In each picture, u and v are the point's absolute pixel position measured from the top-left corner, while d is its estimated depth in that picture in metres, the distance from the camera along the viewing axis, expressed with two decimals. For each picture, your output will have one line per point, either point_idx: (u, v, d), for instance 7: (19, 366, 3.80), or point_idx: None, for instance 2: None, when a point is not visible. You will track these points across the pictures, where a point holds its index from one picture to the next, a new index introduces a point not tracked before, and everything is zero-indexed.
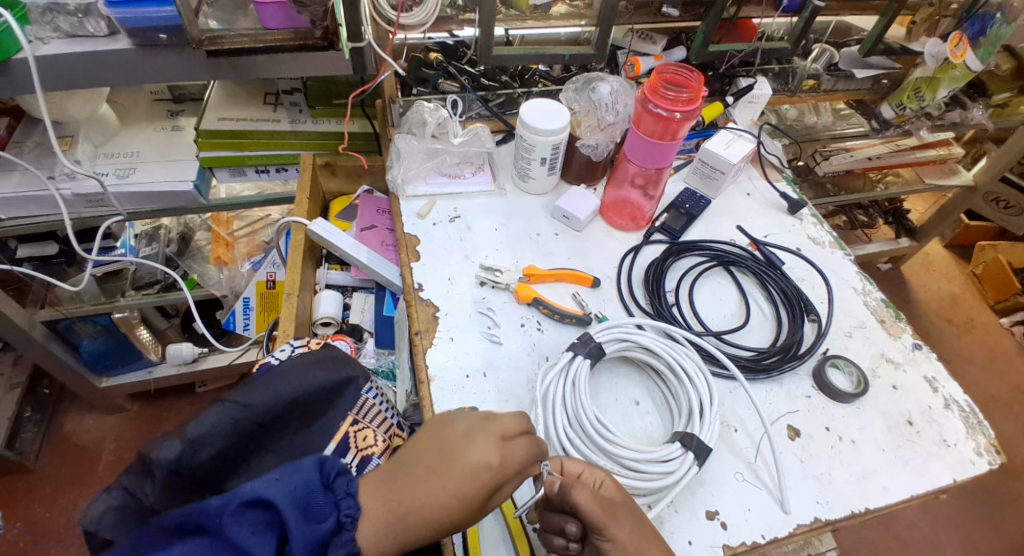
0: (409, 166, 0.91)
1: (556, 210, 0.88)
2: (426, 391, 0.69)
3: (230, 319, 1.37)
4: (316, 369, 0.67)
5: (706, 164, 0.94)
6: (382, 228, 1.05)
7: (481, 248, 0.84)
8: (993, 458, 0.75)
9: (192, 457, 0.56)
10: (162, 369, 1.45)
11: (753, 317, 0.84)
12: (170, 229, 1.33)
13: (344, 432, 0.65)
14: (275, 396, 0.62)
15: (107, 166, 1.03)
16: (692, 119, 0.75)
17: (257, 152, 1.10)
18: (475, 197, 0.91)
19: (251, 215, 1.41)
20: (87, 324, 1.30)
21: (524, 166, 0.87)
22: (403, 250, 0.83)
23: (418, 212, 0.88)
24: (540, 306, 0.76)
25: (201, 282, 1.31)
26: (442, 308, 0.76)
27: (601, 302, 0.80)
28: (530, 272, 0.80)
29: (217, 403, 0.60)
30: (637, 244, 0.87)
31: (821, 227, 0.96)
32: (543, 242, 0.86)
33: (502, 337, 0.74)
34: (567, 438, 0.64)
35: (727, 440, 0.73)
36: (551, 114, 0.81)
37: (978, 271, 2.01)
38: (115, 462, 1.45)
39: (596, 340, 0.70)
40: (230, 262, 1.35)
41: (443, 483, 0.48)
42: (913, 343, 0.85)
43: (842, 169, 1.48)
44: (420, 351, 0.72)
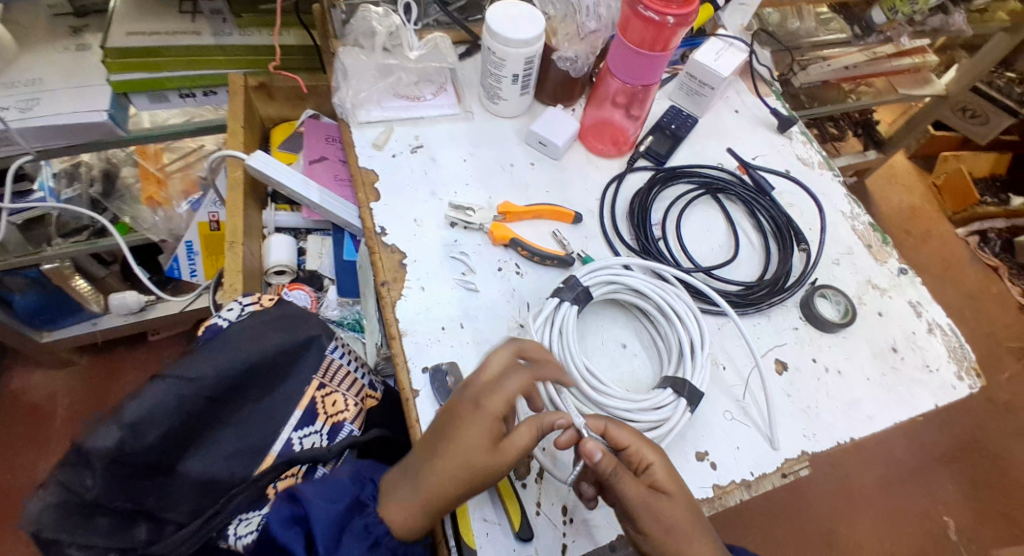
0: (359, 85, 0.79)
1: (532, 136, 0.78)
2: (398, 348, 0.62)
3: (172, 265, 1.24)
4: (271, 331, 0.59)
5: (693, 79, 0.85)
6: (333, 160, 0.93)
7: (448, 183, 0.74)
8: (973, 381, 0.73)
9: (137, 442, 0.47)
10: (107, 320, 1.34)
11: (742, 248, 0.78)
12: (93, 166, 1.17)
13: (311, 396, 0.60)
14: (225, 367, 0.54)
15: (5, 98, 0.86)
16: (684, 26, 0.65)
17: (178, 72, 0.95)
18: (439, 122, 0.80)
19: (182, 146, 1.23)
20: (14, 276, 1.15)
21: (494, 86, 0.77)
22: (360, 187, 0.73)
23: (373, 142, 0.77)
24: (518, 247, 0.69)
25: (134, 225, 1.19)
26: (410, 254, 0.68)
27: (584, 239, 0.73)
28: (506, 210, 0.71)
29: (158, 379, 0.51)
30: (620, 172, 0.79)
31: (811, 145, 0.90)
32: (519, 173, 0.77)
33: (478, 283, 0.67)
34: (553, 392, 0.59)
35: (716, 378, 0.69)
36: (522, 20, 0.69)
37: (940, 183, 1.93)
38: (72, 418, 1.36)
39: (583, 285, 0.63)
40: (165, 201, 1.20)
41: (459, 470, 0.48)
42: (899, 268, 0.81)
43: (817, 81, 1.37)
44: (389, 304, 0.64)
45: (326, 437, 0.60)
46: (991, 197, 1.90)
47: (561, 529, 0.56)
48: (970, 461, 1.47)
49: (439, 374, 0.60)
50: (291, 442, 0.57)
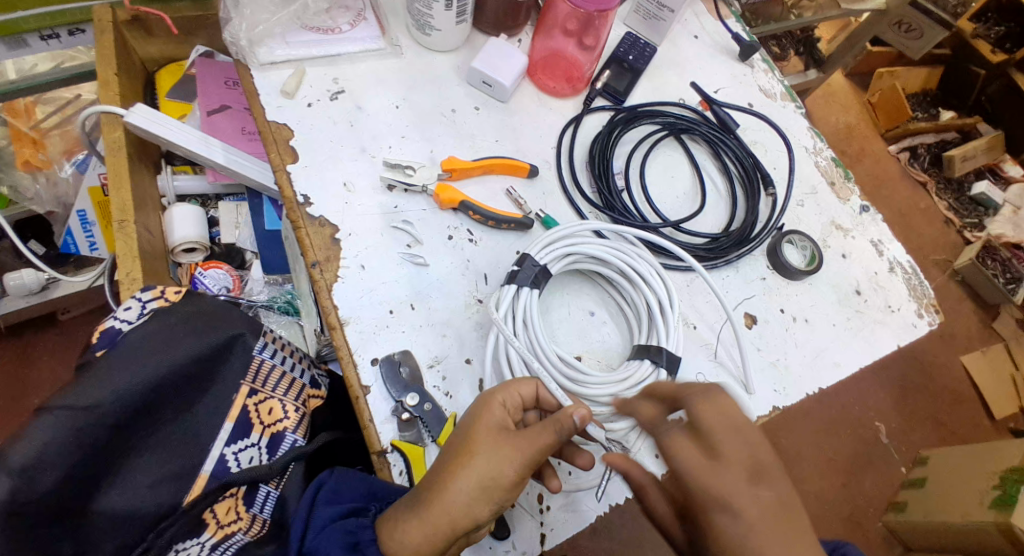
0: (256, 16, 0.64)
1: (474, 74, 0.68)
2: (340, 339, 0.54)
3: (67, 240, 1.06)
4: (182, 336, 0.49)
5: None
6: (237, 109, 0.79)
7: (379, 136, 0.64)
8: (932, 318, 0.73)
9: (31, 493, 0.38)
10: (6, 304, 1.16)
11: (708, 193, 0.73)
12: None
13: (241, 406, 0.52)
14: (129, 386, 0.45)
15: None
16: None
17: (34, 9, 0.74)
18: (362, 61, 0.68)
19: (55, 96, 1.03)
20: None
21: (424, 12, 0.64)
22: (272, 146, 0.61)
23: (283, 89, 0.64)
24: (469, 211, 0.60)
25: (13, 196, 1.00)
26: (343, 226, 0.59)
27: (541, 197, 0.66)
28: (452, 167, 0.62)
29: (44, 412, 0.41)
30: (576, 115, 0.70)
31: (772, 75, 0.83)
32: (462, 120, 0.67)
33: (427, 256, 0.59)
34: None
35: (688, 339, 0.65)
36: None
37: (875, 100, 1.90)
38: None
39: (536, 262, 0.55)
40: (45, 165, 1.01)
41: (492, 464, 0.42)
42: (861, 206, 0.78)
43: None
44: (325, 289, 0.55)
45: (266, 450, 0.53)
46: (922, 112, 1.92)
47: (539, 519, 0.52)
48: (908, 376, 1.55)
49: (391, 365, 0.53)
50: (225, 460, 0.50)
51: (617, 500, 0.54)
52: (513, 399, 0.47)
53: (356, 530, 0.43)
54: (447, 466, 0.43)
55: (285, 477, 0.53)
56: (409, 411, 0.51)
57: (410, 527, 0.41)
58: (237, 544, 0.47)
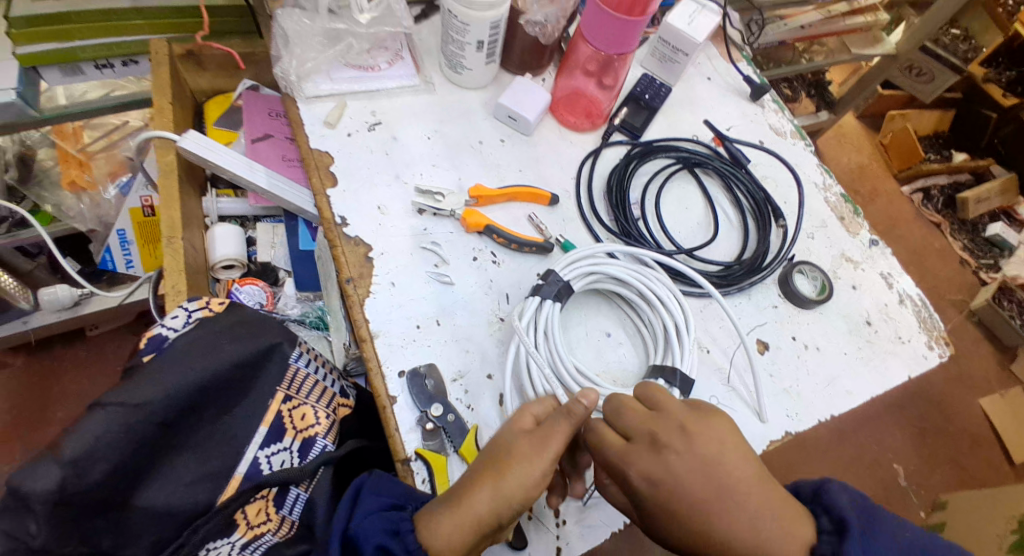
0: (304, 55, 0.70)
1: (500, 110, 0.73)
2: (369, 351, 0.57)
3: (105, 257, 1.12)
4: (225, 342, 0.53)
5: (666, 43, 0.80)
6: (278, 137, 0.85)
7: (411, 164, 0.68)
8: (942, 350, 0.74)
9: (81, 483, 0.41)
10: (40, 318, 1.20)
11: (721, 224, 0.76)
12: (5, 150, 1.04)
13: (276, 411, 0.55)
14: (176, 387, 0.48)
15: None
16: None
17: (89, 41, 0.83)
18: (398, 96, 0.73)
19: (104, 122, 1.11)
20: None
21: (456, 53, 0.70)
22: (313, 171, 0.66)
23: (325, 120, 0.69)
24: (494, 234, 0.64)
25: (58, 214, 1.06)
26: (375, 246, 0.62)
27: (561, 223, 0.69)
28: (478, 194, 0.66)
29: (97, 408, 0.44)
30: (595, 148, 0.75)
31: (783, 114, 0.87)
32: (488, 151, 0.72)
33: (453, 275, 0.62)
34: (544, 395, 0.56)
35: (701, 362, 0.67)
36: None
37: (886, 141, 1.94)
38: (11, 424, 1.25)
39: (563, 279, 0.59)
40: (90, 186, 1.07)
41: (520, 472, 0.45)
42: (870, 240, 0.80)
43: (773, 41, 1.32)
44: (357, 304, 0.59)
45: (297, 454, 0.55)
46: (935, 154, 1.95)
47: (554, 532, 0.54)
48: (928, 417, 1.54)
49: (417, 377, 0.56)
50: (258, 462, 0.52)
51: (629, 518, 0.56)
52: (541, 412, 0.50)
53: (396, 521, 0.45)
54: (476, 476, 0.46)
55: (314, 480, 0.55)
56: (433, 421, 0.54)
57: (442, 526, 0.43)
58: (266, 544, 0.50)
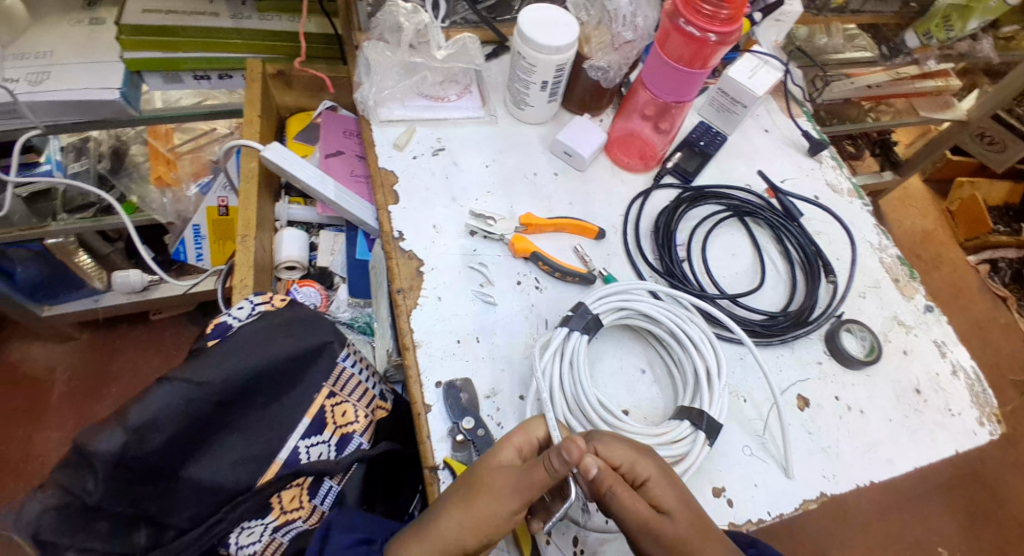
0: (383, 83, 0.76)
1: (558, 145, 0.76)
2: (411, 359, 0.60)
3: (180, 248, 1.22)
4: (282, 336, 0.57)
5: (725, 94, 0.82)
6: (350, 155, 0.91)
7: (469, 189, 0.72)
8: (994, 427, 0.71)
9: (140, 448, 0.45)
10: (109, 298, 1.31)
11: (767, 275, 0.76)
12: (102, 142, 1.15)
13: (319, 405, 0.57)
14: (234, 371, 0.52)
15: (16, 70, 0.84)
16: (728, 43, 0.62)
17: (192, 53, 0.92)
18: (464, 125, 0.77)
19: (195, 127, 1.20)
20: (20, 250, 1.15)
21: (521, 91, 0.74)
22: (378, 188, 0.71)
23: (395, 142, 0.74)
24: (539, 261, 0.67)
25: (141, 205, 1.16)
26: (427, 261, 0.66)
27: (605, 256, 0.71)
28: (528, 221, 0.69)
29: (163, 382, 0.48)
30: (646, 188, 0.77)
31: (841, 172, 0.87)
32: (542, 183, 0.75)
33: (496, 296, 0.65)
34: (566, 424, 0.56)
35: (734, 410, 0.67)
36: (555, 26, 0.66)
37: (954, 209, 1.88)
38: (69, 394, 1.34)
39: (593, 312, 0.60)
40: (174, 183, 1.17)
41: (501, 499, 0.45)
42: (925, 305, 0.78)
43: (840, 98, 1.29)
44: (404, 313, 0.63)
45: (334, 448, 0.58)
46: (1006, 225, 1.87)
47: None
48: (981, 503, 1.44)
49: (452, 390, 0.58)
50: (298, 451, 0.55)
51: None
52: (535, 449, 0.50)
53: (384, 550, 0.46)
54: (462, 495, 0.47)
55: (346, 475, 0.59)
56: (463, 434, 0.55)
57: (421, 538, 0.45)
58: (295, 530, 0.54)
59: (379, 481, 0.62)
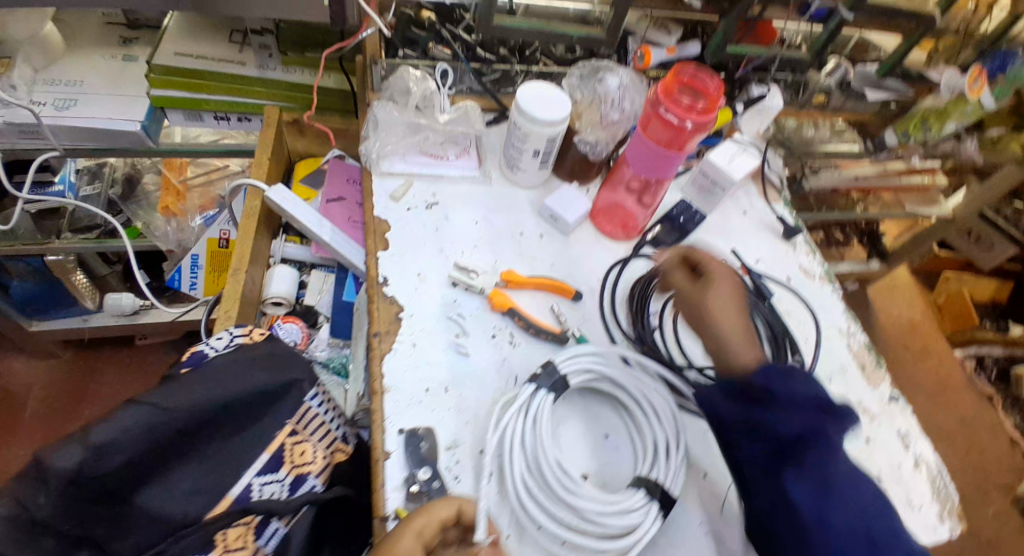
0: (386, 138, 0.81)
1: (544, 209, 0.80)
2: (378, 403, 0.61)
3: (175, 276, 1.26)
4: (255, 370, 0.58)
5: (706, 175, 0.87)
6: (351, 201, 0.95)
7: (457, 242, 0.76)
8: (954, 524, 0.70)
9: (97, 467, 0.46)
10: (99, 318, 1.33)
11: None
12: (116, 168, 1.20)
13: (281, 442, 0.58)
14: (202, 399, 0.53)
15: (44, 95, 0.90)
16: (704, 130, 0.67)
17: (217, 96, 0.98)
18: (458, 183, 0.81)
19: (208, 162, 1.25)
20: (18, 264, 1.17)
21: (514, 156, 0.78)
22: (369, 235, 0.74)
23: (391, 193, 0.78)
24: (515, 316, 0.69)
25: (145, 231, 1.19)
26: (406, 308, 0.68)
27: (581, 319, 0.73)
28: (509, 278, 0.72)
29: (131, 403, 0.49)
30: (625, 256, 0.79)
31: (814, 256, 0.90)
32: (526, 243, 0.78)
33: (470, 348, 0.67)
34: (521, 484, 0.56)
35: (694, 485, 0.65)
36: (550, 101, 0.71)
37: (940, 302, 1.91)
38: (42, 411, 1.33)
39: (561, 372, 0.62)
40: (180, 213, 1.21)
41: None
42: (891, 395, 0.79)
43: (829, 186, 1.37)
44: (377, 357, 0.64)
45: (287, 489, 0.57)
46: (992, 322, 1.89)
47: None
48: None
49: (414, 439, 0.58)
50: (250, 489, 0.54)
51: None
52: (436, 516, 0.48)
53: None
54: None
55: (295, 517, 0.58)
56: (418, 485, 0.56)
57: None
58: None
59: (328, 527, 0.61)
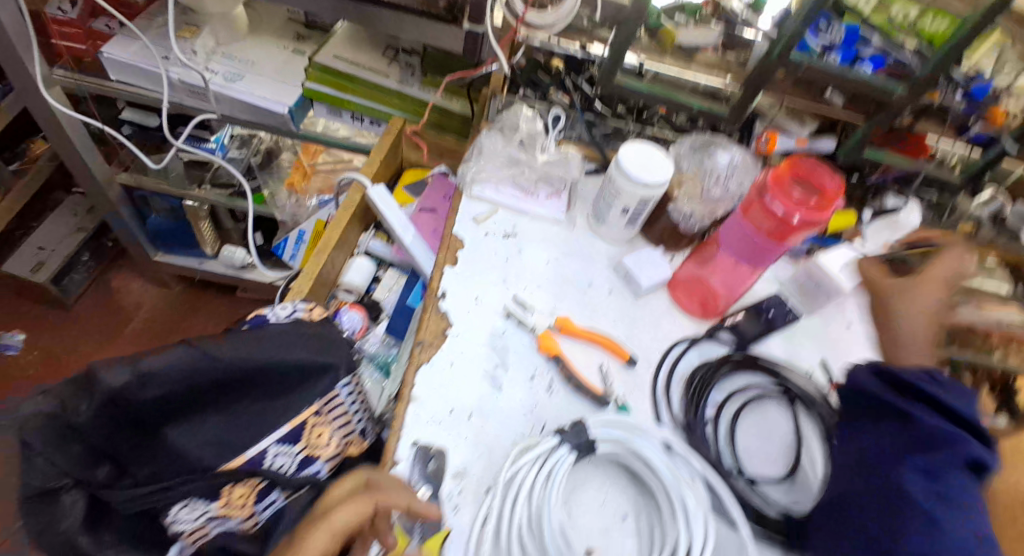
0: (485, 165, 0.83)
1: (620, 266, 0.77)
2: (400, 409, 0.62)
3: (281, 244, 1.37)
4: (299, 347, 0.60)
5: (811, 277, 0.81)
6: (440, 215, 0.99)
7: (524, 277, 0.75)
8: None
9: (138, 393, 0.49)
10: (211, 265, 1.49)
11: (799, 471, 0.69)
12: (263, 141, 1.33)
13: (304, 419, 0.59)
14: (245, 358, 0.55)
15: (217, 65, 1.04)
16: (815, 226, 0.59)
17: (358, 99, 1.07)
18: (541, 221, 0.81)
19: (339, 154, 1.34)
20: (161, 200, 1.35)
21: (603, 209, 0.77)
22: (443, 249, 0.76)
23: (475, 216, 0.80)
24: (559, 365, 0.67)
25: (269, 200, 1.34)
26: (455, 326, 0.69)
27: (629, 386, 0.69)
28: (562, 324, 0.71)
29: (184, 343, 0.53)
30: (696, 336, 0.75)
31: None
32: (593, 295, 0.76)
33: (505, 383, 0.66)
34: (516, 536, 0.54)
35: None
36: (652, 164, 0.69)
37: None
38: (142, 329, 1.51)
39: (590, 435, 0.59)
40: (302, 192, 1.33)
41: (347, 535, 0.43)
42: None
43: None
44: (414, 365, 0.65)
45: (296, 464, 0.58)
46: None
47: None
48: None
49: (425, 455, 0.59)
50: (265, 454, 0.57)
51: None
52: (353, 518, 0.48)
53: None
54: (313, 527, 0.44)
55: (295, 494, 0.60)
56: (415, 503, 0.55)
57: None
58: (226, 525, 0.56)
59: None
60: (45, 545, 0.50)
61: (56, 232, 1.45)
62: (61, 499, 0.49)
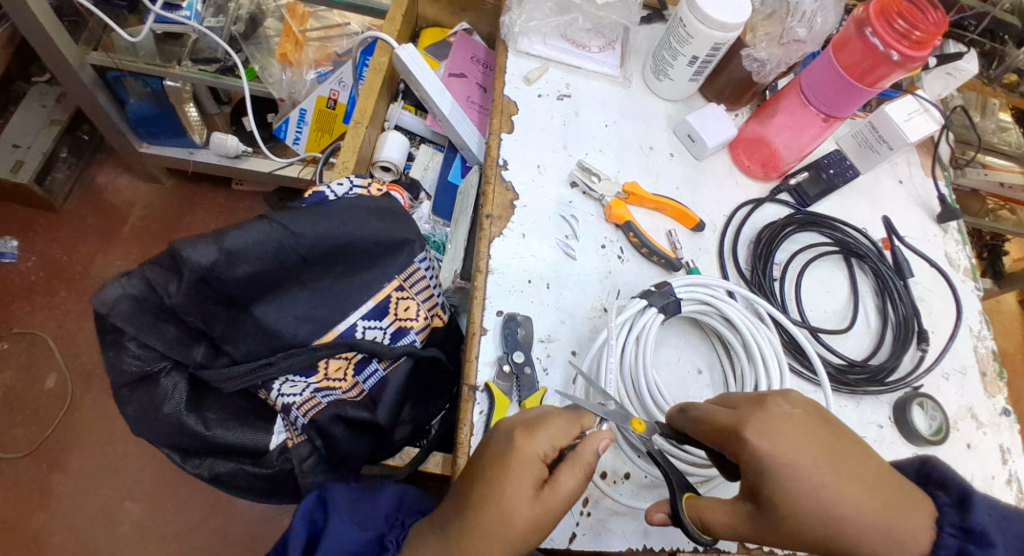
0: (532, 14, 0.75)
1: (683, 126, 0.73)
2: (480, 281, 0.61)
3: (281, 127, 1.20)
4: (373, 220, 0.56)
5: (874, 130, 0.75)
6: (471, 80, 0.92)
7: (584, 142, 0.71)
8: None
9: (228, 270, 0.47)
10: (203, 155, 1.28)
11: (856, 324, 0.71)
12: (242, 6, 1.09)
13: (387, 294, 0.57)
14: (324, 234, 0.52)
15: None
16: (908, 67, 0.59)
17: None
18: (595, 78, 0.76)
19: (329, 18, 1.16)
20: (138, 82, 1.11)
21: (667, 60, 0.71)
22: (497, 115, 0.71)
23: (526, 75, 0.74)
24: (630, 232, 0.65)
25: (260, 74, 1.10)
26: (522, 197, 0.66)
27: (696, 250, 0.69)
28: (632, 191, 0.67)
29: (264, 220, 0.50)
30: (759, 198, 0.73)
31: (963, 247, 0.80)
32: (655, 160, 0.73)
33: (578, 252, 0.64)
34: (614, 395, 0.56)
35: None
36: (729, 1, 0.62)
37: None
38: (142, 230, 1.34)
39: (675, 296, 0.58)
40: (296, 64, 1.13)
41: (525, 528, 0.41)
42: (1003, 407, 0.72)
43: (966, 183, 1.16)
44: (485, 238, 0.63)
45: (388, 337, 0.58)
46: None
47: (576, 518, 0.54)
48: None
49: (512, 323, 0.58)
50: (355, 328, 0.56)
51: (657, 545, 0.55)
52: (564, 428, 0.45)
53: None
54: (471, 513, 0.41)
55: (394, 364, 0.58)
56: (510, 366, 0.56)
57: None
58: (333, 397, 0.54)
59: (416, 385, 0.60)
60: (153, 429, 0.49)
61: (29, 126, 1.23)
62: (161, 382, 0.49)
